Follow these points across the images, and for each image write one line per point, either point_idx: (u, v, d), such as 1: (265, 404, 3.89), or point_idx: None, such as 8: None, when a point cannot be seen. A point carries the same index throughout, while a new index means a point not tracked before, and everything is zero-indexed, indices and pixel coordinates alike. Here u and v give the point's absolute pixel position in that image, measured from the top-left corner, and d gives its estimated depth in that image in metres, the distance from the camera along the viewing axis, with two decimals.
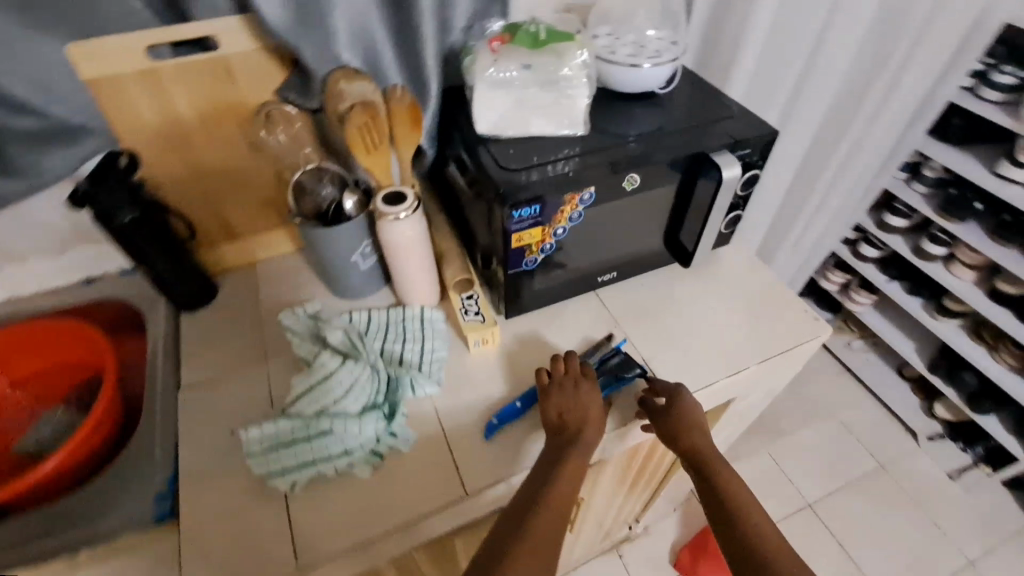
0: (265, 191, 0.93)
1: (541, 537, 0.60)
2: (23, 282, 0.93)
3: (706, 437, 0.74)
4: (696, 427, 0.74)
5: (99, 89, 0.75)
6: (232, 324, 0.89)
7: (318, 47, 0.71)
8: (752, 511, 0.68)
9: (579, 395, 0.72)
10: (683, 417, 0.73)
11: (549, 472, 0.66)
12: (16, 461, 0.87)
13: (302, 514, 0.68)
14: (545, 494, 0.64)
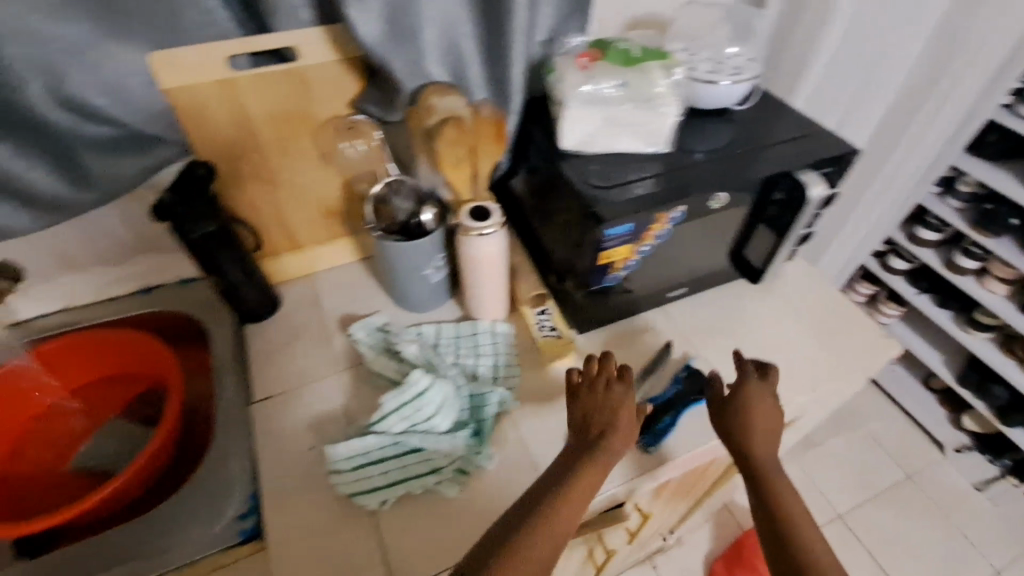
0: (330, 202, 0.92)
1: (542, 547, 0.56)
2: (77, 291, 0.88)
3: (767, 434, 0.70)
4: (767, 420, 0.71)
5: (178, 98, 0.73)
6: (298, 336, 0.88)
7: (408, 60, 0.70)
8: (800, 517, 0.65)
9: (610, 399, 0.67)
10: (750, 403, 0.71)
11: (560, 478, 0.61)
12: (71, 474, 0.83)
13: (394, 534, 0.67)
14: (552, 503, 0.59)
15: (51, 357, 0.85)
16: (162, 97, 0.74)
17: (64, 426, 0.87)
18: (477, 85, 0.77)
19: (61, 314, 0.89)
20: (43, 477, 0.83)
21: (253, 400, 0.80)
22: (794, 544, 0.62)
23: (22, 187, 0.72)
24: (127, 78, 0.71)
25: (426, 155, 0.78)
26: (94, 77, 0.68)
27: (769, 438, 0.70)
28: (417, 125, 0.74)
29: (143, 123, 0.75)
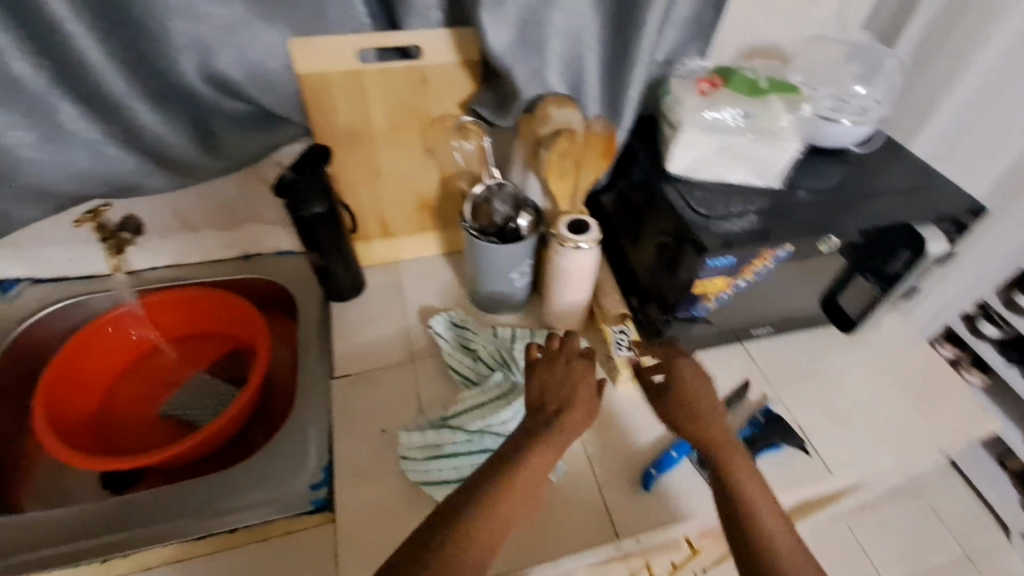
0: (426, 196, 0.95)
1: (489, 532, 0.54)
2: (186, 249, 0.93)
3: (708, 412, 0.68)
4: (706, 399, 0.69)
5: (309, 84, 0.78)
6: (380, 320, 0.91)
7: (531, 70, 0.72)
8: (758, 495, 0.62)
9: (568, 373, 0.67)
10: (689, 384, 0.70)
11: (513, 454, 0.60)
12: (160, 420, 0.89)
13: None
14: (502, 476, 0.57)
15: (153, 310, 0.90)
16: (294, 81, 0.78)
17: (159, 377, 0.93)
18: (591, 99, 0.78)
19: (169, 271, 0.94)
20: (135, 420, 0.88)
21: (334, 374, 0.82)
22: (756, 526, 0.59)
23: (160, 152, 0.78)
24: (268, 60, 0.75)
25: (531, 163, 0.79)
26: (240, 56, 0.73)
27: (715, 417, 0.67)
28: (529, 133, 0.76)
29: (273, 104, 0.79)
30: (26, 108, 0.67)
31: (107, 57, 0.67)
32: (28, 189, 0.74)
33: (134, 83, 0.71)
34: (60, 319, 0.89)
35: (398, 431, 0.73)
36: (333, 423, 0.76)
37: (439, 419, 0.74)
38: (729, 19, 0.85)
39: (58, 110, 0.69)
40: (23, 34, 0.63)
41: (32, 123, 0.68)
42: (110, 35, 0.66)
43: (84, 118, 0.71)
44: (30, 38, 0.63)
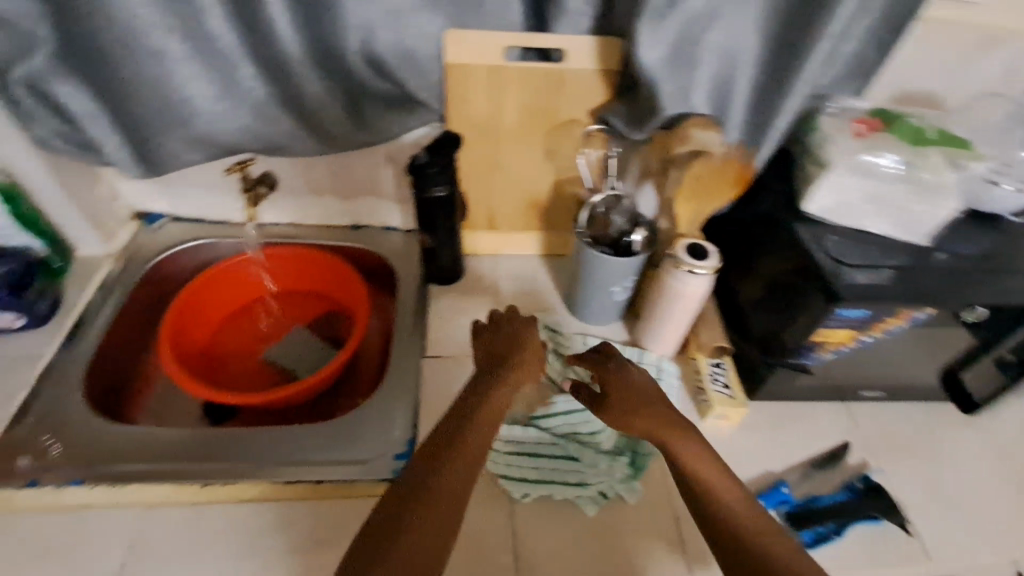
0: (537, 196, 0.96)
1: (462, 472, 0.56)
2: (306, 212, 1.01)
3: (658, 403, 0.66)
4: (641, 393, 0.68)
5: (453, 74, 0.81)
6: (474, 309, 0.92)
7: (677, 88, 0.71)
8: (711, 471, 0.60)
9: (513, 333, 0.72)
10: (618, 378, 0.68)
11: (475, 403, 0.63)
12: (265, 364, 0.95)
13: (527, 530, 0.66)
14: (468, 419, 0.61)
15: (269, 262, 0.97)
16: (440, 68, 0.81)
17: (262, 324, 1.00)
18: (733, 125, 0.75)
19: (290, 227, 1.02)
20: (245, 362, 0.96)
21: (425, 353, 0.85)
22: (733, 517, 0.56)
23: (314, 116, 0.80)
24: (421, 46, 0.79)
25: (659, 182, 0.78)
26: (398, 39, 0.77)
27: (656, 405, 0.66)
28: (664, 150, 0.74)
29: (417, 88, 0.82)
30: (211, 56, 0.72)
31: (289, 18, 0.71)
32: (194, 132, 0.78)
33: (304, 47, 0.75)
34: (193, 255, 0.98)
35: None
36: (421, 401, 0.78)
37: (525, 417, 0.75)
38: (893, 61, 0.80)
39: (236, 61, 0.73)
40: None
41: (211, 70, 0.73)
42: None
43: (255, 73, 0.75)
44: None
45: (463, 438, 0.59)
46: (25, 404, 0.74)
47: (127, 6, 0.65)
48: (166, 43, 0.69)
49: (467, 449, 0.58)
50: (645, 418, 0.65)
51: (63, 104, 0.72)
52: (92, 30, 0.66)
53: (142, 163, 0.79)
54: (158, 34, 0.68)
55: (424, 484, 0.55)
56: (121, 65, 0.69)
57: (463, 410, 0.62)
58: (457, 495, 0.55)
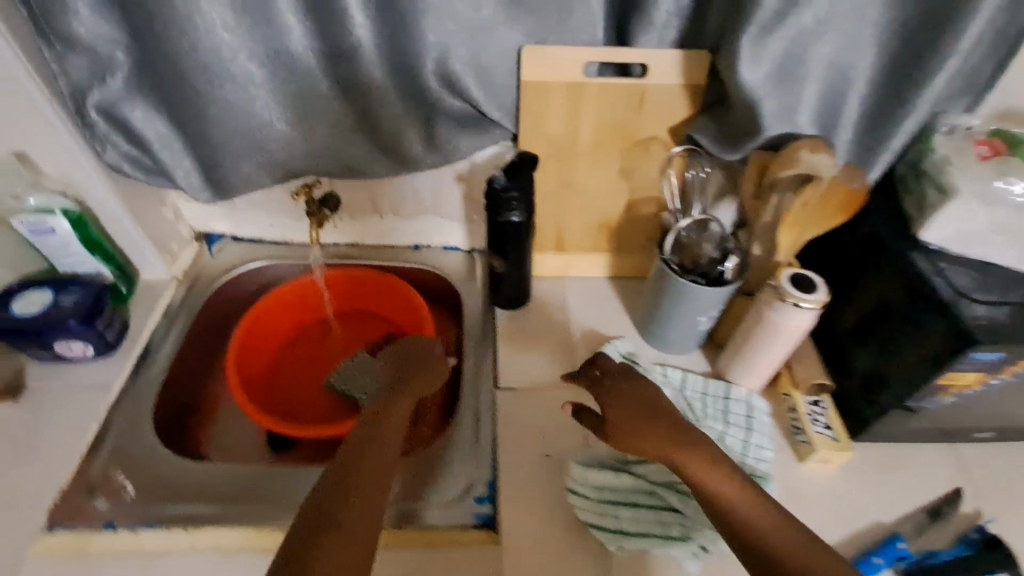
0: (609, 217, 0.91)
1: (367, 486, 0.56)
2: (366, 233, 0.98)
3: (656, 420, 0.64)
4: (643, 407, 0.66)
5: (530, 92, 0.77)
6: (543, 335, 0.88)
7: (781, 106, 0.66)
8: (715, 477, 0.58)
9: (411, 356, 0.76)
10: (619, 397, 0.67)
11: (377, 420, 0.65)
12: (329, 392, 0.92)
13: None
14: (373, 437, 0.62)
15: (331, 286, 0.94)
16: (516, 85, 0.78)
17: (321, 346, 0.97)
18: (838, 145, 0.69)
19: (348, 248, 1.00)
20: (306, 390, 0.93)
21: (498, 385, 0.81)
22: (751, 530, 0.54)
23: (390, 139, 0.77)
24: (497, 62, 0.75)
25: (755, 208, 0.73)
26: (474, 56, 0.73)
27: (658, 418, 0.64)
28: (764, 172, 0.69)
29: (492, 107, 0.78)
30: (290, 78, 0.69)
31: (372, 37, 0.68)
32: (267, 156, 0.76)
33: (383, 67, 0.71)
34: (254, 277, 0.96)
35: (572, 460, 0.69)
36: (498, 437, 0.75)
37: (616, 459, 0.70)
38: (1014, 70, 0.73)
39: (314, 83, 0.70)
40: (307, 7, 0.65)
41: (288, 93, 0.71)
42: (378, 16, 0.67)
43: (333, 95, 0.72)
44: (314, 11, 0.65)
45: (371, 451, 0.60)
46: (98, 435, 0.73)
47: (212, 31, 0.63)
48: (247, 66, 0.67)
49: (367, 464, 0.58)
50: (651, 436, 0.62)
51: (139, 130, 0.70)
52: (174, 55, 0.64)
53: (212, 188, 0.77)
54: (240, 57, 0.66)
55: (337, 511, 0.53)
56: (200, 90, 0.67)
57: (370, 422, 0.64)
58: (357, 502, 0.54)
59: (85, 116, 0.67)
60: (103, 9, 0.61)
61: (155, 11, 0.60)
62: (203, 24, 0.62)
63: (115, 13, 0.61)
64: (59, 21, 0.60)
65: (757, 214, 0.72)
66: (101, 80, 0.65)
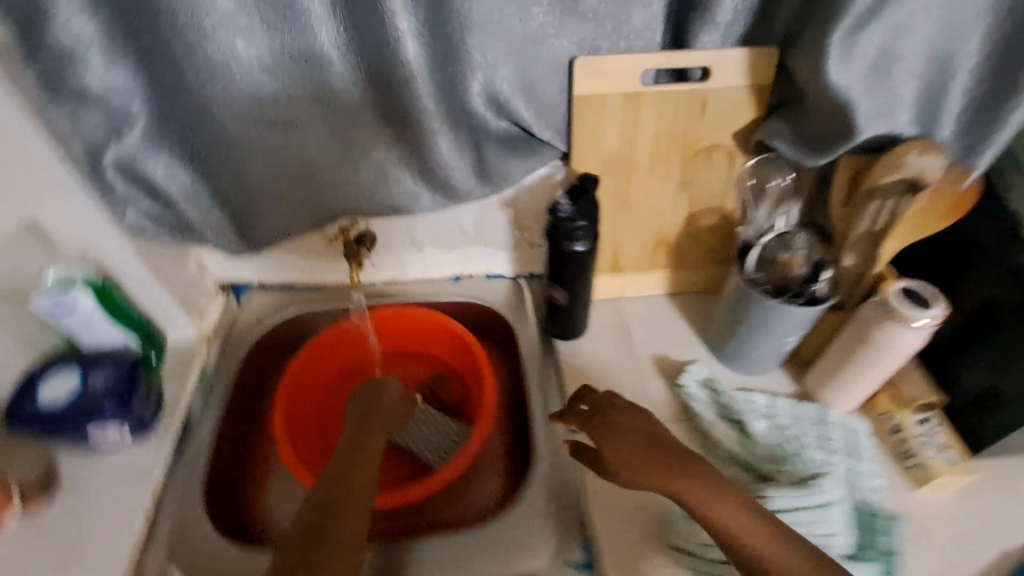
0: (668, 233, 0.84)
1: (348, 536, 0.52)
2: (404, 268, 0.91)
3: (652, 452, 0.61)
4: (643, 440, 0.63)
5: (584, 107, 0.70)
6: (610, 366, 0.82)
7: (876, 104, 0.59)
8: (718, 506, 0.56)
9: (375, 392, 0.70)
10: (615, 432, 0.63)
11: (349, 461, 0.60)
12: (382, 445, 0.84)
13: None
14: (344, 480, 0.57)
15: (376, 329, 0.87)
16: (565, 100, 0.71)
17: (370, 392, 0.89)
18: (936, 141, 0.63)
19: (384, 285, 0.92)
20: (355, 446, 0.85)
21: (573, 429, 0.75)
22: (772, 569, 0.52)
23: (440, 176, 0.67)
24: (545, 78, 0.68)
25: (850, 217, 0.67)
26: (520, 72, 0.66)
27: (665, 450, 0.61)
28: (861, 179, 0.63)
29: (542, 126, 0.71)
30: (329, 115, 0.62)
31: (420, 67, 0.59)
32: (302, 201, 0.69)
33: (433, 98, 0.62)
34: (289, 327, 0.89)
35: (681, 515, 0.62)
36: (586, 487, 0.69)
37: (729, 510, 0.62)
38: None
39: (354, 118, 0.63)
40: (350, 36, 0.57)
41: (326, 131, 0.63)
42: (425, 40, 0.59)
43: (378, 130, 0.64)
44: (356, 41, 0.57)
45: (347, 495, 0.55)
46: (150, 527, 0.67)
47: (242, 69, 0.56)
48: (280, 104, 0.60)
49: (344, 514, 0.53)
50: (654, 473, 0.59)
51: (163, 186, 0.63)
52: (202, 100, 0.58)
53: (243, 236, 0.72)
54: (272, 95, 0.59)
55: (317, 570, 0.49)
56: (231, 133, 0.61)
57: (340, 469, 0.58)
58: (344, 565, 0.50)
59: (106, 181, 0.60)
60: (121, 61, 0.54)
61: (180, 54, 0.54)
62: (233, 63, 0.56)
63: (137, 61, 0.54)
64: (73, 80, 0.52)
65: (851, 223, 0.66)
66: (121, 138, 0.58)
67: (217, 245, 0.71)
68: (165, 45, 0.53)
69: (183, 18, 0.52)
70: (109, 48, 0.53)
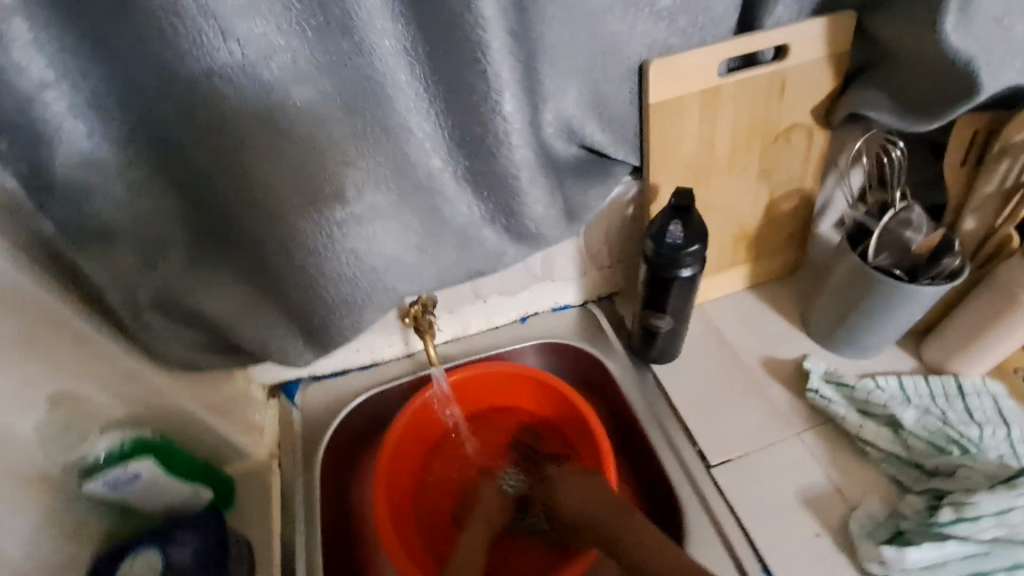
0: (748, 227, 0.78)
1: None
2: (469, 319, 0.83)
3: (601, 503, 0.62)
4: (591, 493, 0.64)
5: (661, 116, 0.62)
6: (719, 381, 0.77)
7: (997, 59, 0.54)
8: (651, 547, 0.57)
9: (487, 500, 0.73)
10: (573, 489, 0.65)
11: None
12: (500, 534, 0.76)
13: None
14: None
15: (458, 396, 0.80)
16: (636, 110, 0.63)
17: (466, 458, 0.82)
18: None
19: (451, 344, 0.85)
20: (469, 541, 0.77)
21: (709, 463, 0.70)
22: None
23: (529, 230, 0.57)
24: (616, 91, 0.60)
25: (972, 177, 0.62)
26: (591, 90, 0.58)
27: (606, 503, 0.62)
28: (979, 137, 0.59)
29: (615, 145, 0.64)
30: (417, 193, 0.49)
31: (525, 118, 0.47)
32: (387, 301, 0.55)
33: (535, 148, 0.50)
34: (358, 417, 0.80)
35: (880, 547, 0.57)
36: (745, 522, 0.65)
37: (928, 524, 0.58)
38: None
39: (424, 160, 0.47)
40: (439, 92, 0.44)
41: (350, 125, 0.42)
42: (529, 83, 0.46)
43: (468, 194, 0.52)
44: (448, 97, 0.45)
45: None
46: None
47: (317, 158, 0.42)
48: (365, 195, 0.45)
49: None
50: (600, 525, 0.60)
51: (205, 310, 0.52)
52: (262, 206, 0.44)
53: (313, 344, 0.59)
54: (353, 188, 0.44)
55: None
56: (301, 240, 0.46)
57: None
58: None
59: (144, 321, 0.51)
60: (145, 179, 0.43)
61: (230, 149, 0.41)
62: (303, 154, 0.42)
63: (163, 171, 0.44)
64: (93, 215, 0.42)
65: (974, 184, 0.61)
66: (154, 268, 0.48)
67: (287, 360, 0.59)
68: (208, 141, 0.41)
69: (235, 107, 0.39)
70: (129, 164, 0.42)
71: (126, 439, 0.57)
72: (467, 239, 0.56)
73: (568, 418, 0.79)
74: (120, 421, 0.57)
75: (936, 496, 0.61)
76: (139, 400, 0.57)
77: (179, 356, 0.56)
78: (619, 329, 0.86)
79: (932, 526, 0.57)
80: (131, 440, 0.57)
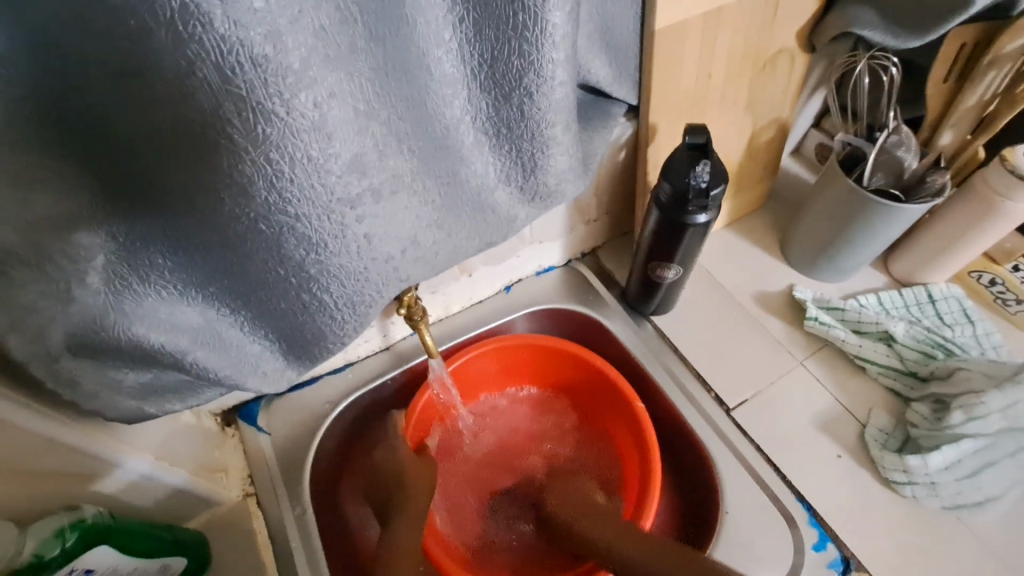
0: (731, 162, 0.75)
1: None
2: (452, 297, 0.74)
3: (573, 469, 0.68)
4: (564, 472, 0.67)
5: (666, 43, 0.55)
6: (720, 324, 0.75)
7: None
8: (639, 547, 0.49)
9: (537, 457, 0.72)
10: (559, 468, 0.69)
11: None
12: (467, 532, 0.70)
13: (1000, 538, 0.59)
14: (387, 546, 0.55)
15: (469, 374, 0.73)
16: (638, 38, 0.55)
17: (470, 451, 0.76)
18: None
19: (433, 328, 0.77)
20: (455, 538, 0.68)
21: (727, 406, 0.69)
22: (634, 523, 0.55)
23: (549, 189, 0.46)
24: (621, 14, 0.51)
25: (953, 92, 0.67)
26: (599, 15, 0.49)
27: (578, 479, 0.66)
28: (962, 52, 0.63)
29: (616, 81, 0.56)
30: (437, 154, 0.39)
31: (571, 50, 0.38)
32: (398, 294, 0.44)
33: (572, 89, 0.41)
34: (338, 430, 0.69)
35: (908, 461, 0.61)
36: (773, 459, 0.65)
37: (942, 434, 0.61)
38: None
39: (447, 108, 0.37)
40: (473, 14, 0.34)
41: (366, 63, 0.31)
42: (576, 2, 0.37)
43: (486, 151, 0.42)
44: (484, 18, 0.35)
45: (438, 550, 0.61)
46: None
47: (330, 115, 0.30)
48: (386, 162, 0.35)
49: None
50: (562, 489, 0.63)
51: (144, 342, 0.37)
52: (247, 186, 0.31)
53: (298, 359, 0.46)
54: (374, 152, 0.34)
55: None
56: (300, 231, 0.34)
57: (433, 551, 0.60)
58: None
59: (61, 370, 0.36)
60: (42, 164, 0.29)
61: (190, 103, 0.27)
62: (311, 104, 0.29)
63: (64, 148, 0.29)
64: None
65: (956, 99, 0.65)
66: (69, 299, 0.33)
67: (262, 385, 0.46)
68: (153, 95, 0.27)
69: (208, 33, 0.25)
70: (15, 143, 0.27)
71: (64, 528, 0.41)
72: (489, 210, 0.45)
73: (597, 399, 0.75)
74: (40, 505, 0.42)
75: (936, 399, 0.65)
76: (64, 473, 0.42)
77: (115, 407, 0.41)
78: (609, 284, 0.81)
79: (947, 428, 0.61)
80: (72, 527, 0.42)
